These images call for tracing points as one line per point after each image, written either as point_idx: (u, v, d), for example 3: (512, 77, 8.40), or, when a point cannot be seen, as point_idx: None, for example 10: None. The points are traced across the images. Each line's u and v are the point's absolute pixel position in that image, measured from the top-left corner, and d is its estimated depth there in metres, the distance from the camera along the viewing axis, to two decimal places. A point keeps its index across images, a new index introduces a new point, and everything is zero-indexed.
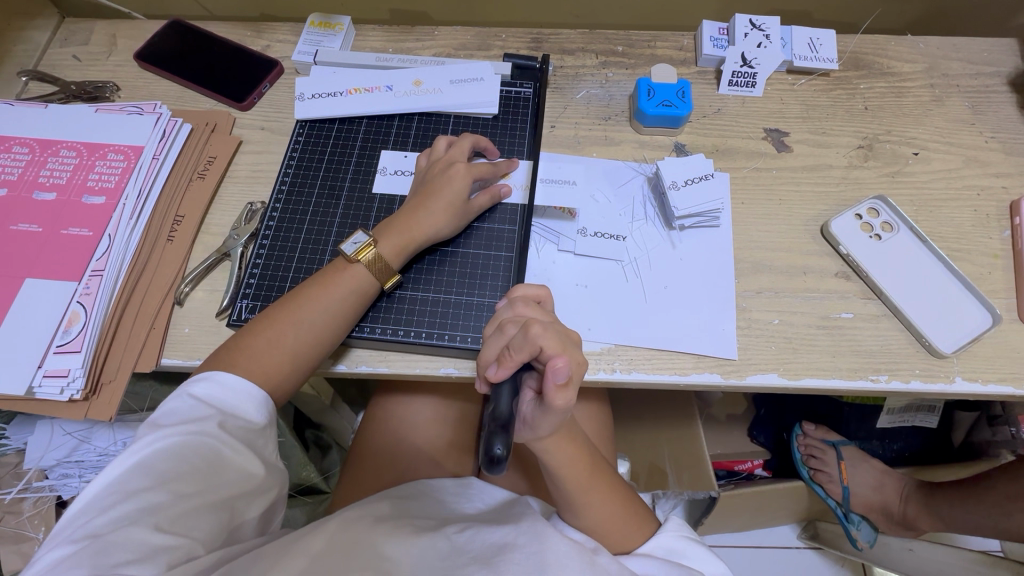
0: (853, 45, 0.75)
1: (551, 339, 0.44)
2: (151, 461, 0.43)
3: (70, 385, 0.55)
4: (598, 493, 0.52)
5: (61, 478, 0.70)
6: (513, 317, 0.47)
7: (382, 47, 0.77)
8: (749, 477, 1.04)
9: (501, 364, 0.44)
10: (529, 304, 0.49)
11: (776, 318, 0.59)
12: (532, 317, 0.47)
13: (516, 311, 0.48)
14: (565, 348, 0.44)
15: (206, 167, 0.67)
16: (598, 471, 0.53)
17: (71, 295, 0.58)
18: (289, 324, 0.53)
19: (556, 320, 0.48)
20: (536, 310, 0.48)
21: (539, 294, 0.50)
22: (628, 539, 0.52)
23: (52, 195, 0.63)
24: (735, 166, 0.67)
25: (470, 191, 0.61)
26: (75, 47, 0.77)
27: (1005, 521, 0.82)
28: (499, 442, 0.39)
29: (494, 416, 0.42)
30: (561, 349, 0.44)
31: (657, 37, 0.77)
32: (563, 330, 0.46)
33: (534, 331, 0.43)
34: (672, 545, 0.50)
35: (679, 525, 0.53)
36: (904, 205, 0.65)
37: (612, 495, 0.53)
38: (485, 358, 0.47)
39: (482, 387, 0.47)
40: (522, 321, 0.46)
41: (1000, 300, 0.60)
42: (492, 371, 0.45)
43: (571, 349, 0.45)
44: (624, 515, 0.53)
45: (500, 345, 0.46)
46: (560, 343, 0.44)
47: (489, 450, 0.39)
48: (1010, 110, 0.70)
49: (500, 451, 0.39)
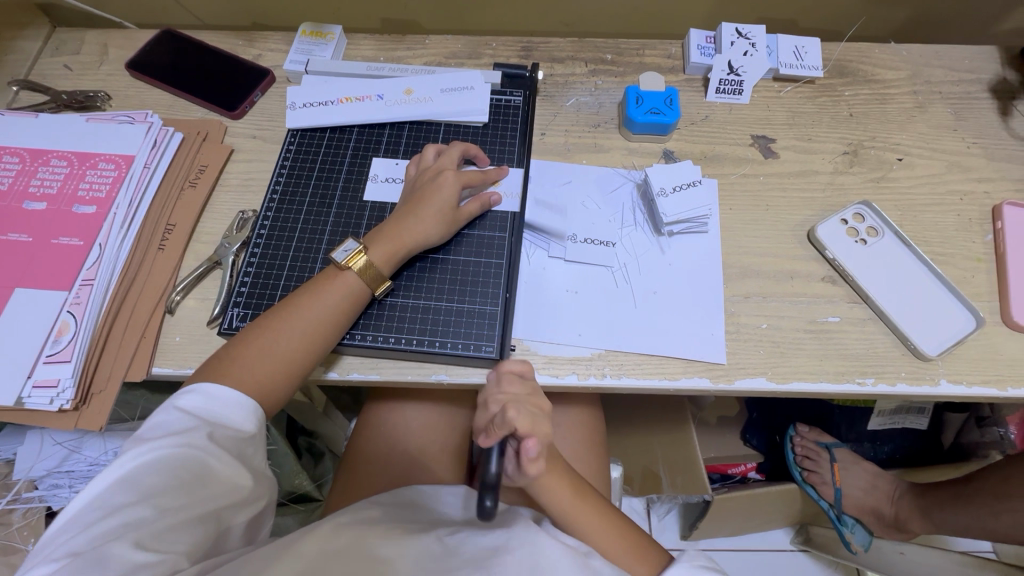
0: (838, 52, 0.76)
1: (527, 420, 0.47)
2: (137, 475, 0.43)
3: (60, 395, 0.54)
4: (588, 515, 0.54)
5: (50, 488, 0.70)
6: (498, 393, 0.49)
7: (373, 56, 0.78)
8: (743, 481, 1.02)
9: (486, 438, 0.47)
10: (515, 375, 0.51)
11: (764, 322, 0.60)
12: (514, 394, 0.49)
13: (502, 386, 0.50)
14: (538, 424, 0.48)
15: (197, 176, 0.67)
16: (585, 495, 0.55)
17: (61, 304, 0.58)
18: (281, 332, 0.53)
19: (534, 391, 0.51)
20: (520, 384, 0.50)
21: (522, 368, 0.52)
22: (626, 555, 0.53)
23: (42, 205, 0.63)
24: (723, 173, 0.68)
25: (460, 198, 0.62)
26: (65, 57, 0.77)
27: (994, 522, 0.82)
28: (489, 497, 0.43)
29: (484, 480, 0.44)
30: (534, 428, 0.48)
31: (646, 45, 0.78)
32: (538, 404, 0.50)
33: (513, 414, 0.47)
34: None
35: (693, 555, 0.51)
36: (889, 210, 0.66)
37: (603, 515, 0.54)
38: (474, 425, 0.50)
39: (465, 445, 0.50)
40: (506, 398, 0.48)
41: (983, 303, 0.61)
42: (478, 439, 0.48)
43: (542, 425, 0.49)
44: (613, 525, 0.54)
45: (484, 419, 0.49)
46: (531, 422, 0.48)
47: (479, 503, 0.43)
48: (992, 116, 0.72)
49: (490, 504, 0.43)
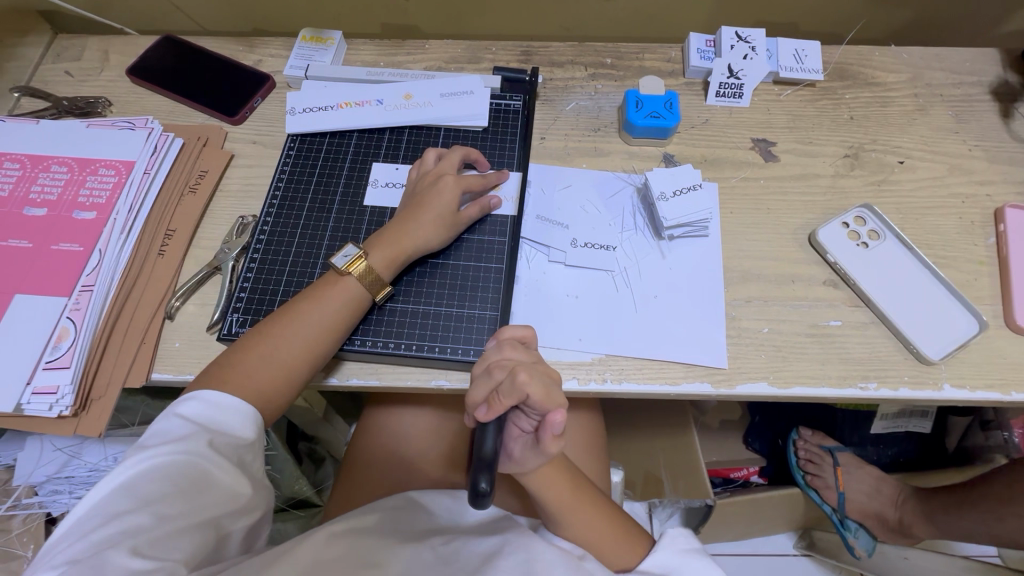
0: (838, 56, 0.76)
1: (540, 387, 0.43)
2: (136, 483, 0.43)
3: (59, 402, 0.54)
4: (583, 512, 0.52)
5: (50, 495, 0.70)
6: (501, 360, 0.46)
7: (373, 61, 0.78)
8: (746, 485, 1.03)
9: (492, 408, 0.43)
10: (516, 345, 0.48)
11: (766, 326, 0.59)
12: (519, 362, 0.45)
13: (504, 354, 0.46)
14: (553, 393, 0.44)
15: (197, 181, 0.67)
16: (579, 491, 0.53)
17: (61, 310, 0.58)
18: (281, 338, 0.53)
19: (540, 360, 0.47)
20: (523, 352, 0.47)
21: (526, 335, 0.49)
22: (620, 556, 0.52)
23: (42, 211, 0.63)
24: (723, 176, 0.68)
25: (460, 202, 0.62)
26: (67, 63, 0.78)
27: (1000, 526, 0.82)
28: (484, 478, 0.42)
29: (479, 457, 0.42)
30: (550, 398, 0.44)
31: (645, 49, 0.78)
32: (548, 371, 0.46)
33: (524, 380, 0.42)
34: (667, 561, 0.49)
35: (675, 537, 0.51)
36: (890, 213, 0.66)
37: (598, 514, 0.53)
38: (470, 398, 0.46)
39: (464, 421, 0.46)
40: (511, 366, 0.45)
41: (986, 306, 0.60)
42: (480, 412, 0.44)
43: (558, 393, 0.45)
44: (614, 533, 0.53)
45: (486, 388, 0.45)
46: (546, 390, 0.44)
47: (474, 486, 0.42)
48: (993, 119, 0.71)
49: (485, 486, 0.42)
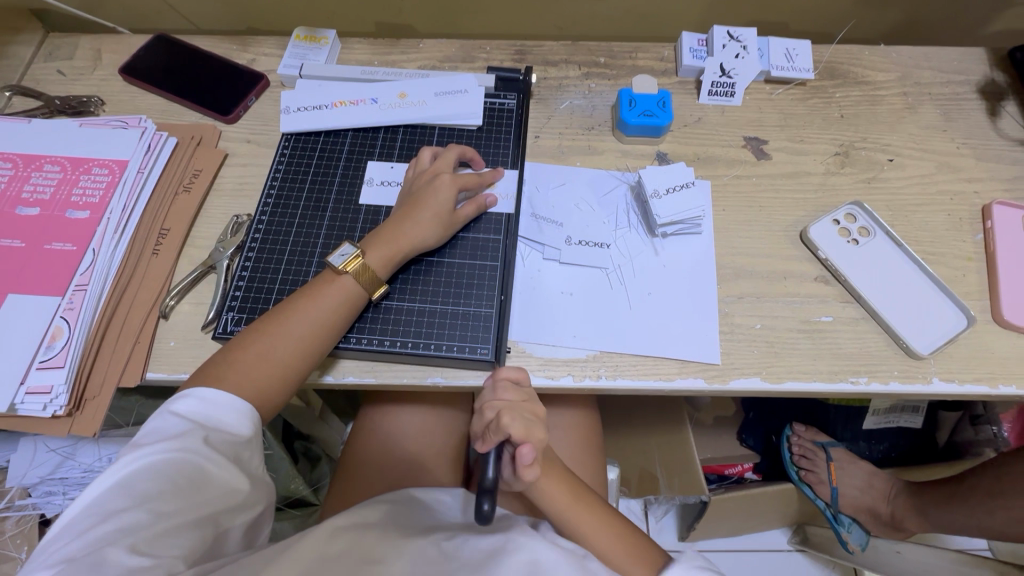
0: (828, 55, 0.77)
1: (523, 426, 0.49)
2: (132, 481, 0.43)
3: (53, 401, 0.54)
4: (583, 516, 0.54)
5: (44, 496, 0.70)
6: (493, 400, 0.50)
7: (367, 60, 0.78)
8: (740, 481, 1.03)
9: (485, 442, 0.49)
10: (510, 385, 0.51)
11: (758, 322, 0.60)
12: (510, 403, 0.50)
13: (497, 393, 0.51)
14: (535, 431, 0.49)
15: (192, 180, 0.67)
16: (580, 496, 0.55)
17: (55, 310, 0.58)
18: (278, 336, 0.53)
19: (531, 398, 0.52)
20: (515, 391, 0.51)
21: (519, 377, 0.52)
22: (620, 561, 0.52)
23: (35, 210, 0.63)
24: (715, 174, 0.68)
25: (456, 201, 0.62)
26: (59, 62, 0.77)
27: (989, 519, 0.82)
28: (483, 502, 0.46)
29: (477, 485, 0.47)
30: (530, 434, 0.49)
31: (638, 48, 0.78)
32: (533, 412, 0.51)
33: (507, 422, 0.48)
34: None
35: (692, 557, 0.50)
36: (880, 210, 0.66)
37: (598, 517, 0.54)
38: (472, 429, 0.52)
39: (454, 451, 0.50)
40: (501, 405, 0.49)
41: (975, 301, 0.61)
42: (477, 445, 0.50)
43: (539, 431, 0.50)
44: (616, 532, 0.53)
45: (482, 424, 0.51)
46: (527, 428, 0.49)
47: (477, 508, 0.46)
48: (980, 117, 0.72)
49: (487, 508, 0.46)
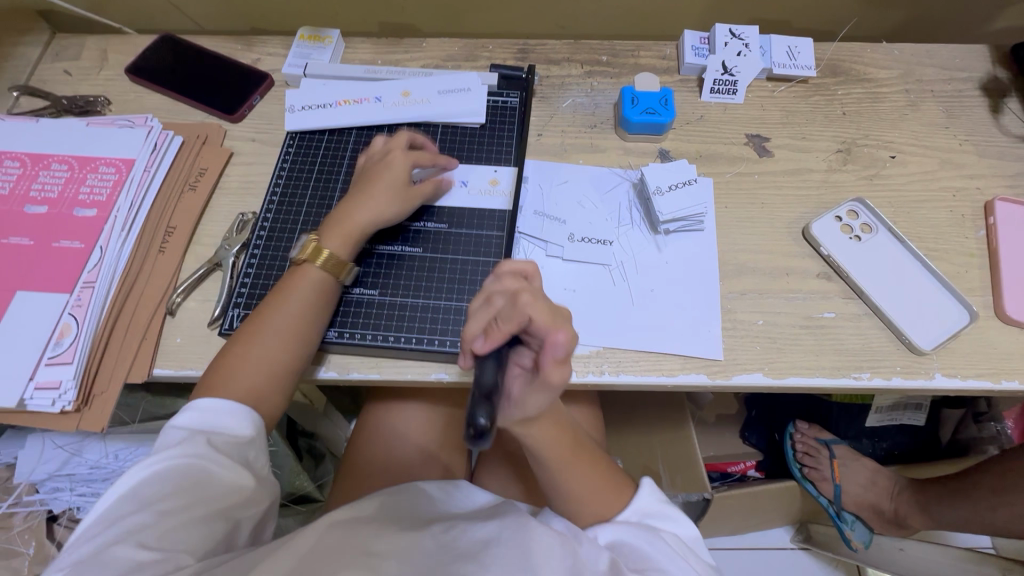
0: (830, 52, 0.77)
1: (547, 311, 0.41)
2: (138, 484, 0.44)
3: (62, 397, 0.55)
4: (578, 470, 0.53)
5: (50, 493, 0.71)
6: (501, 289, 0.44)
7: (371, 59, 0.78)
8: (742, 479, 1.02)
9: (490, 336, 0.41)
10: (519, 277, 0.46)
11: (760, 318, 0.60)
12: (527, 288, 0.44)
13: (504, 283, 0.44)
14: (561, 320, 0.42)
15: (197, 179, 0.68)
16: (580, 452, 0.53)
17: (62, 307, 0.58)
18: (257, 333, 0.53)
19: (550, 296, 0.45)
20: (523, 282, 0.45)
21: (527, 271, 0.47)
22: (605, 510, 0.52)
23: (42, 209, 0.63)
24: (718, 172, 0.69)
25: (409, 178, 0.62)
26: (66, 62, 0.78)
27: (992, 516, 0.82)
28: (483, 412, 0.37)
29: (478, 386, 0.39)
30: (555, 322, 0.41)
31: (641, 47, 0.78)
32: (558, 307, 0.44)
33: (526, 305, 0.41)
34: (645, 509, 0.51)
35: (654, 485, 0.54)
36: (883, 207, 0.67)
37: (595, 471, 0.54)
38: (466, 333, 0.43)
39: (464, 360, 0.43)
40: (518, 291, 0.43)
41: (977, 297, 0.61)
42: (478, 342, 0.41)
43: (566, 321, 0.43)
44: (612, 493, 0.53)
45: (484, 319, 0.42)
46: (552, 314, 0.41)
47: (473, 422, 0.36)
48: (982, 113, 0.72)
49: (484, 422, 0.36)
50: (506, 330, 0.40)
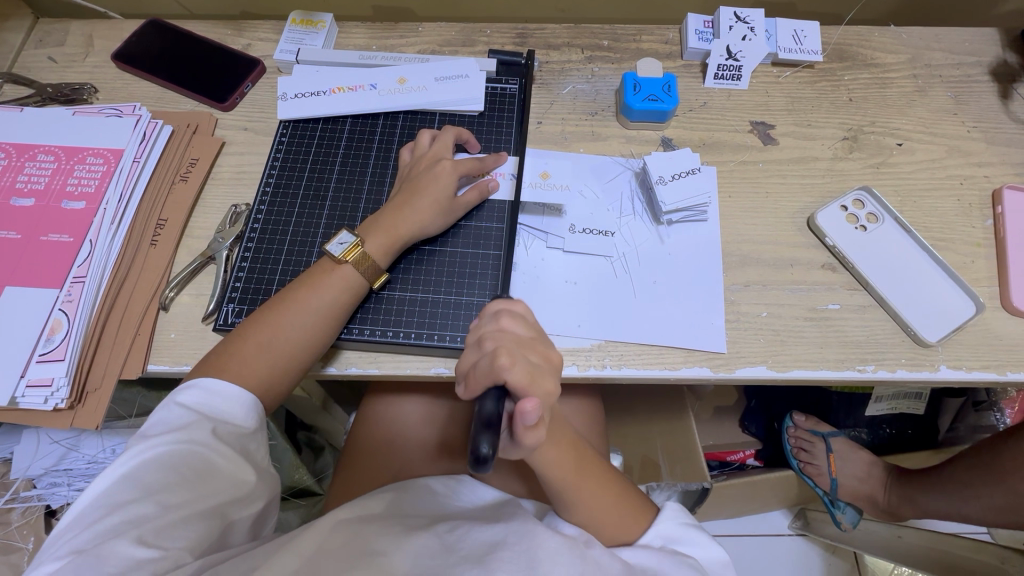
0: (837, 36, 0.75)
1: (525, 372, 0.41)
2: (139, 473, 0.43)
3: (54, 394, 0.54)
4: (588, 487, 0.52)
5: (49, 487, 0.70)
6: (494, 331, 0.44)
7: (365, 44, 0.76)
8: (741, 468, 1.04)
9: (468, 384, 0.42)
10: (516, 318, 0.45)
11: (764, 311, 0.59)
12: (515, 335, 0.44)
13: (499, 324, 0.44)
14: (539, 379, 0.42)
15: (188, 169, 0.66)
16: (586, 467, 0.53)
17: (53, 303, 0.57)
18: (277, 325, 0.52)
19: (539, 338, 0.45)
20: (521, 327, 0.45)
21: (520, 308, 0.47)
22: (623, 527, 0.52)
23: (30, 201, 0.62)
24: (722, 160, 0.67)
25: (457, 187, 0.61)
26: (50, 49, 0.75)
27: (965, 505, 0.82)
28: (486, 441, 0.36)
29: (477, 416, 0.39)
30: (531, 383, 0.41)
31: (643, 31, 0.76)
32: (540, 356, 0.44)
33: (507, 361, 0.40)
34: (665, 534, 0.51)
35: (675, 512, 0.54)
36: (889, 195, 0.65)
37: (606, 488, 0.53)
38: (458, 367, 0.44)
39: (463, 393, 0.42)
40: (505, 340, 0.43)
41: (983, 288, 0.60)
42: (461, 389, 0.43)
43: (545, 379, 0.43)
44: (619, 516, 0.52)
45: (472, 359, 0.43)
46: (531, 374, 0.41)
47: (474, 450, 0.36)
48: (992, 99, 0.71)
49: (485, 451, 0.36)
50: (491, 381, 0.40)
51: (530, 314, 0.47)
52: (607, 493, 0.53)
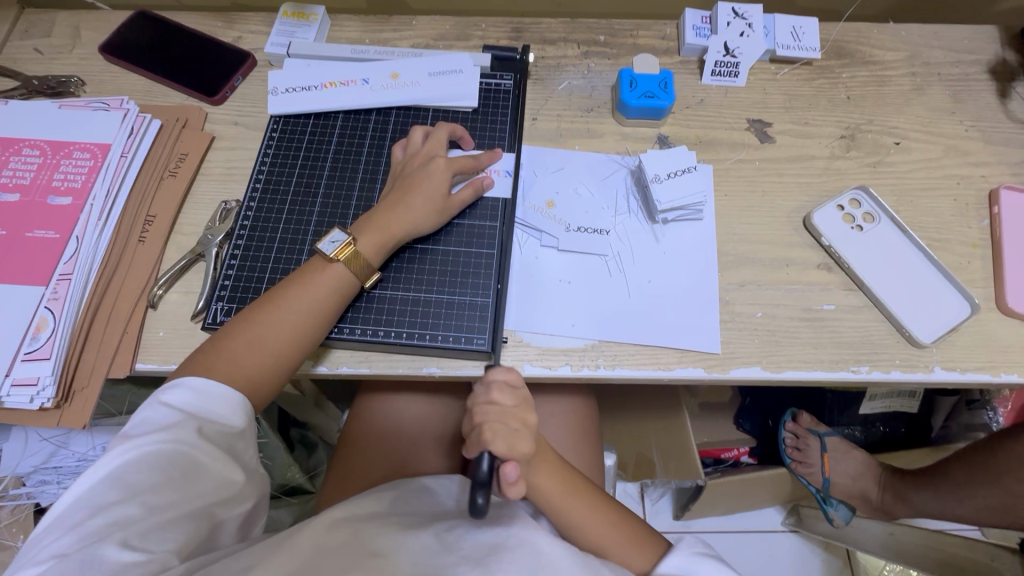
0: (835, 33, 0.74)
1: (506, 440, 0.46)
2: (124, 472, 0.42)
3: (40, 394, 0.53)
4: (580, 506, 0.52)
5: (38, 485, 0.70)
6: (483, 398, 0.47)
7: (358, 38, 0.75)
8: (735, 465, 1.05)
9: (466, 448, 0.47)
10: (506, 387, 0.48)
11: (759, 311, 0.59)
12: (500, 405, 0.47)
13: (487, 391, 0.48)
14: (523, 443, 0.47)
15: (177, 164, 0.65)
16: (576, 488, 0.53)
17: (38, 300, 0.56)
18: (266, 324, 0.52)
19: (524, 403, 0.49)
20: (508, 392, 0.48)
21: (510, 370, 0.50)
22: (626, 548, 0.51)
23: (15, 196, 0.61)
24: (718, 158, 0.67)
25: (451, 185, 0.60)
26: (36, 40, 0.74)
27: (959, 506, 0.83)
28: (473, 498, 0.42)
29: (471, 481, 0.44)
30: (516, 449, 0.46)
31: (640, 26, 0.75)
32: (522, 423, 0.47)
33: (490, 435, 0.45)
34: (685, 561, 0.48)
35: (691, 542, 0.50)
36: (886, 195, 0.65)
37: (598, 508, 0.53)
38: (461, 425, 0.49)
39: (463, 453, 0.48)
40: (490, 412, 0.47)
41: (978, 289, 0.60)
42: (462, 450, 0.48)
43: (523, 441, 0.47)
44: (621, 532, 0.52)
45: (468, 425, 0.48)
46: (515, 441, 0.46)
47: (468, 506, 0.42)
48: (989, 98, 0.70)
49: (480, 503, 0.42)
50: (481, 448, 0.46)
51: (519, 373, 0.50)
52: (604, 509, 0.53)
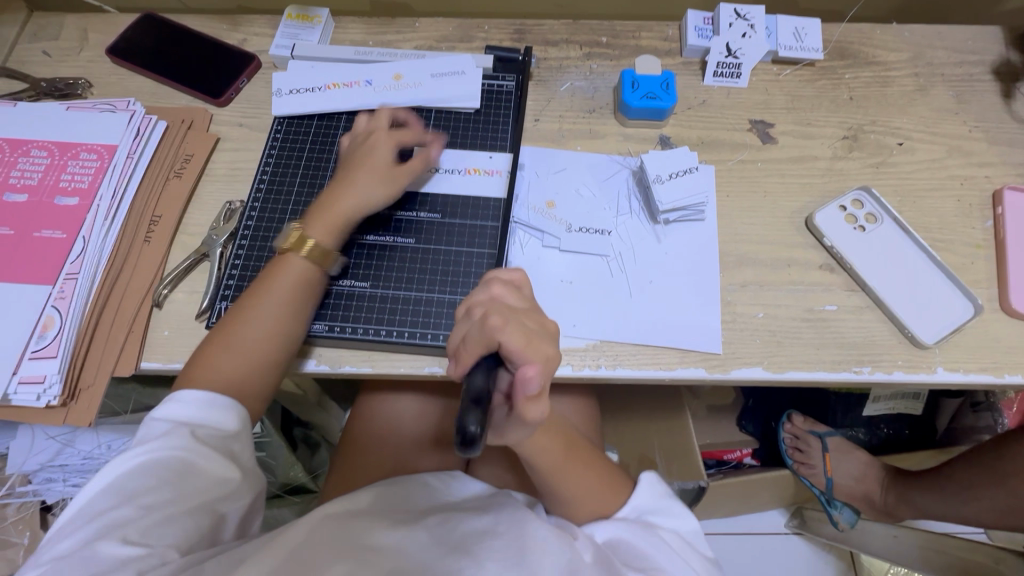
0: (838, 34, 0.74)
1: (520, 335, 0.40)
2: (121, 480, 0.44)
3: (47, 392, 0.54)
4: (576, 471, 0.51)
5: (44, 483, 0.71)
6: (484, 299, 0.43)
7: (361, 40, 0.76)
8: (738, 467, 1.04)
9: (459, 360, 0.40)
10: (509, 289, 0.44)
11: (760, 312, 0.59)
12: (505, 304, 0.42)
13: (490, 292, 0.43)
14: (537, 346, 0.40)
15: (182, 165, 0.65)
16: (573, 452, 0.52)
17: (45, 299, 0.57)
18: (238, 325, 0.52)
19: (532, 309, 0.44)
20: (515, 296, 0.44)
21: (517, 279, 0.46)
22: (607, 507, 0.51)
23: (23, 197, 0.61)
24: (720, 159, 0.67)
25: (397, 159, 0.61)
26: (45, 43, 0.75)
27: (964, 507, 0.82)
28: (474, 419, 0.35)
29: (467, 391, 0.37)
30: (528, 350, 0.39)
31: (642, 27, 0.76)
32: (535, 322, 0.42)
33: (499, 326, 0.39)
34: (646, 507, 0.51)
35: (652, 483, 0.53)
36: (889, 195, 0.65)
37: (590, 472, 0.52)
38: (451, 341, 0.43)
39: (452, 369, 0.41)
40: (495, 308, 0.41)
41: (982, 290, 0.60)
42: (452, 367, 0.40)
43: (542, 343, 0.41)
44: (608, 494, 0.52)
45: (463, 333, 0.41)
46: (526, 339, 0.40)
47: (462, 428, 0.34)
48: (994, 99, 0.70)
49: (474, 429, 0.34)
50: (483, 349, 0.39)
51: (527, 285, 0.46)
52: (597, 474, 0.53)
